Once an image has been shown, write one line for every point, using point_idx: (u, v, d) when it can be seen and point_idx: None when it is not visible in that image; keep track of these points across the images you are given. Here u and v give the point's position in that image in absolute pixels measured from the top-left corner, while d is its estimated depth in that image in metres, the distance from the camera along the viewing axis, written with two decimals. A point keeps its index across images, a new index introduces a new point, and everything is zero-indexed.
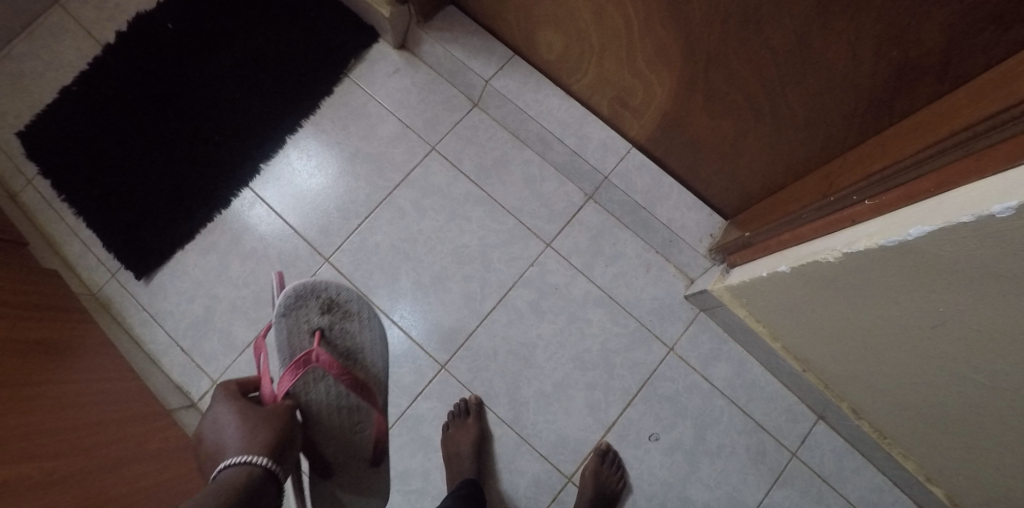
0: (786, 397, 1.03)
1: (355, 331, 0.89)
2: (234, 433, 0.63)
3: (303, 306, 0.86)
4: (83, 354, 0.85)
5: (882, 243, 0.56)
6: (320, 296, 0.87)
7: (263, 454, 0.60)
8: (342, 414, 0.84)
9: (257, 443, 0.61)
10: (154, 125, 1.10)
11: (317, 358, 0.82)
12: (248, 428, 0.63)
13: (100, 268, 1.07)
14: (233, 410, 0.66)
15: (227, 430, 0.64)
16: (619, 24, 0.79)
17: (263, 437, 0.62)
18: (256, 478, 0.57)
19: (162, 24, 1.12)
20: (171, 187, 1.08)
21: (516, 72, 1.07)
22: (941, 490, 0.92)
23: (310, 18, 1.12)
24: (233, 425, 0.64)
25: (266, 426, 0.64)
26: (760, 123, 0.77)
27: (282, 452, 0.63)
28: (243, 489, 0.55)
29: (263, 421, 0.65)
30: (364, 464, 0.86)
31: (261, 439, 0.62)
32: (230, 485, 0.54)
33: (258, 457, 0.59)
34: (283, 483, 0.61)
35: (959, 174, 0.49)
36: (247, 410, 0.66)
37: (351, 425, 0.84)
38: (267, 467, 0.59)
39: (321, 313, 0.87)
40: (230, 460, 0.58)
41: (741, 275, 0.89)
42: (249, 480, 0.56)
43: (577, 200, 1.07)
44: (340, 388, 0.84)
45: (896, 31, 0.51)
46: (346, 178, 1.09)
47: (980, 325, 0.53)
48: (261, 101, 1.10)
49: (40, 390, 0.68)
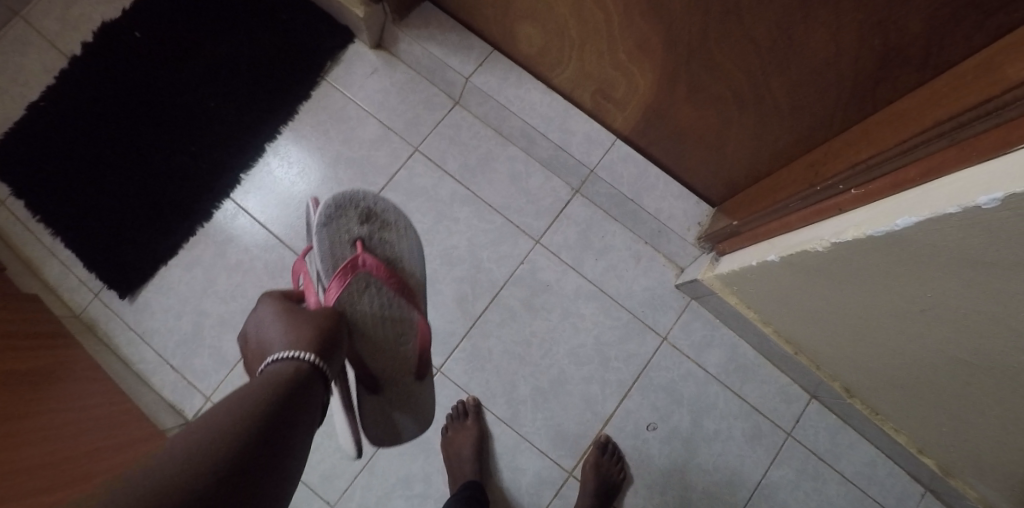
0: (779, 379, 1.04)
1: (394, 242, 0.89)
2: (280, 329, 0.62)
3: (343, 216, 0.87)
4: (70, 381, 0.83)
5: (869, 233, 0.58)
6: (358, 206, 0.88)
7: (310, 349, 0.59)
8: (386, 326, 0.82)
9: (305, 337, 0.60)
10: (129, 138, 1.07)
11: (363, 262, 0.82)
12: (292, 324, 0.62)
13: (83, 288, 1.03)
14: (279, 309, 0.66)
15: (273, 326, 0.63)
16: (600, 19, 0.79)
17: (311, 331, 0.61)
18: (304, 373, 0.56)
19: (130, 33, 1.09)
20: (150, 201, 1.05)
21: (496, 67, 1.04)
22: (933, 461, 0.94)
23: (283, 21, 1.10)
24: (279, 321, 0.63)
25: (312, 321, 0.63)
26: (745, 114, 0.78)
27: (333, 349, 0.62)
28: (288, 384, 0.54)
29: (310, 316, 0.64)
30: (408, 378, 0.85)
31: (308, 334, 0.61)
32: (276, 379, 0.54)
33: (304, 353, 0.58)
34: (330, 380, 0.60)
35: (945, 163, 0.51)
36: (294, 308, 0.65)
37: (395, 334, 0.83)
38: (315, 364, 0.58)
39: (360, 223, 0.88)
40: (277, 356, 0.58)
41: (730, 264, 0.90)
42: (294, 377, 0.56)
43: (564, 195, 1.07)
44: (385, 294, 0.83)
45: (880, 21, 0.52)
46: (330, 184, 1.07)
47: (967, 307, 0.55)
48: (237, 108, 1.08)
49: (26, 423, 0.67)
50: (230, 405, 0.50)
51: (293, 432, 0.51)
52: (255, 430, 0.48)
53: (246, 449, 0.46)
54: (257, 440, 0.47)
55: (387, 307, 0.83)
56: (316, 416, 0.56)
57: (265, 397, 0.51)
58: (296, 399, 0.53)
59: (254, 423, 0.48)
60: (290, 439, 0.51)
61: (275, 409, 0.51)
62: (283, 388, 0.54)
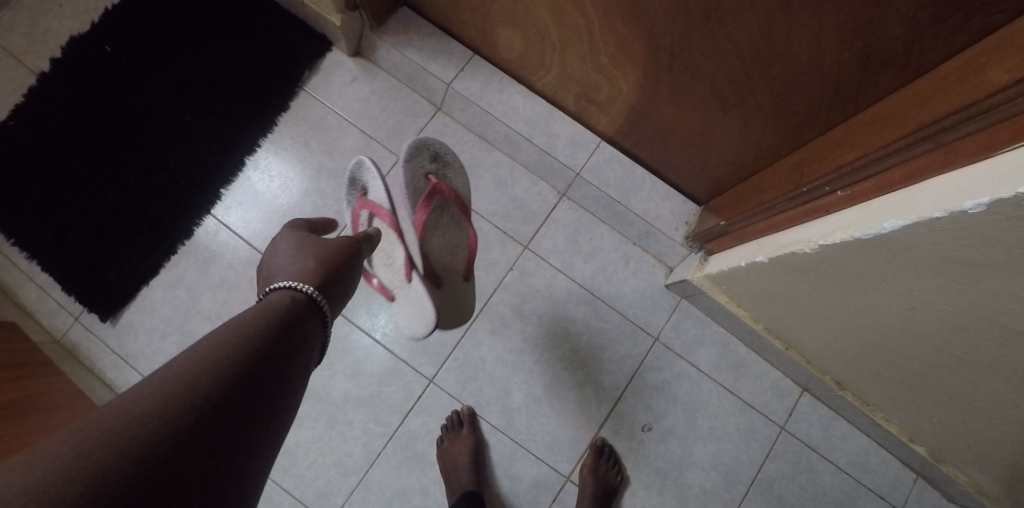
0: (770, 374, 1.05)
1: (455, 180, 0.95)
2: (286, 260, 0.60)
3: (418, 156, 0.92)
4: (54, 410, 0.81)
5: (857, 236, 0.58)
6: (430, 147, 0.93)
7: (311, 283, 0.56)
8: (448, 242, 0.94)
9: (310, 271, 0.58)
10: (103, 156, 1.04)
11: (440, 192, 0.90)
12: (297, 257, 0.60)
13: (62, 312, 1.00)
14: (289, 243, 0.65)
15: (280, 258, 0.61)
16: (581, 23, 0.78)
17: (317, 267, 0.59)
18: (300, 304, 0.54)
19: (99, 48, 1.06)
20: (128, 221, 1.02)
21: (478, 72, 1.02)
22: (924, 448, 0.95)
23: (258, 30, 1.07)
24: (286, 254, 0.62)
25: (319, 260, 0.61)
26: (729, 116, 0.78)
27: (335, 291, 0.60)
28: (283, 311, 0.52)
29: (317, 254, 0.61)
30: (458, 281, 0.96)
31: (313, 270, 0.58)
32: (271, 306, 0.52)
33: (304, 284, 0.55)
34: (330, 316, 0.57)
35: (930, 165, 0.51)
36: (305, 246, 0.63)
37: (453, 249, 0.95)
38: (313, 296, 0.55)
39: (430, 162, 0.93)
40: (277, 284, 0.55)
41: (719, 264, 0.91)
42: (291, 306, 0.53)
43: (552, 199, 1.06)
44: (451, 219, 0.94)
45: (862, 24, 0.52)
46: (313, 195, 1.05)
47: (954, 305, 0.55)
48: (214, 121, 1.05)
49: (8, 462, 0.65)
50: (225, 327, 0.47)
51: (286, 364, 0.48)
52: (247, 352, 0.45)
53: (235, 373, 0.43)
54: (248, 366, 0.44)
55: (448, 226, 0.94)
56: (312, 351, 0.54)
57: (254, 322, 0.48)
58: (290, 329, 0.51)
59: (248, 347, 0.46)
60: (282, 372, 0.47)
61: (270, 334, 0.48)
62: (280, 315, 0.51)
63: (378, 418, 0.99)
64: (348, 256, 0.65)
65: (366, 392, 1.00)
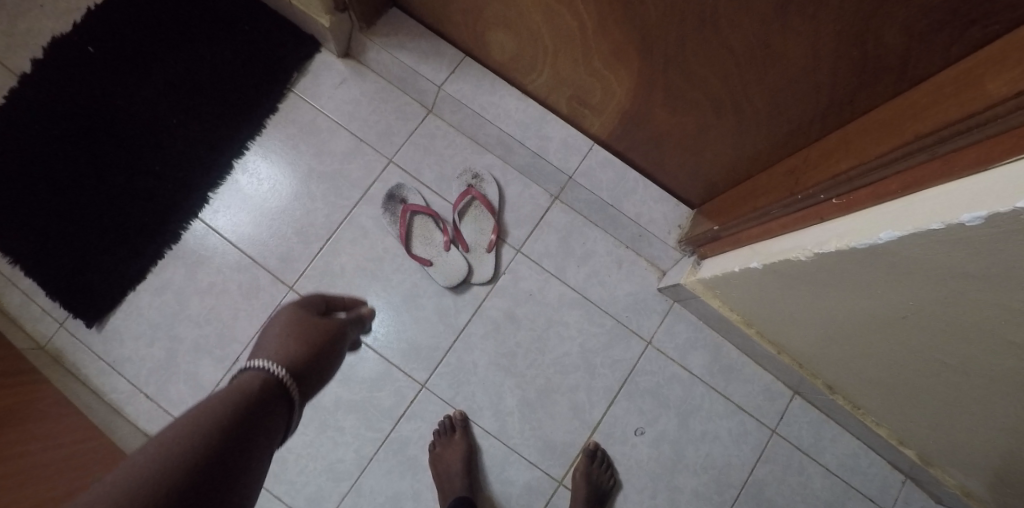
0: (762, 377, 1.06)
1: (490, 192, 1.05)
2: (269, 338, 0.56)
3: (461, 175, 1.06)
4: (48, 417, 0.79)
5: (852, 245, 0.59)
6: (472, 168, 1.06)
7: (288, 368, 0.52)
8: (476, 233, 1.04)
9: (290, 353, 0.53)
10: (88, 160, 1.02)
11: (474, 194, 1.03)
12: (281, 336, 0.56)
13: (46, 318, 0.98)
14: (281, 317, 0.60)
15: (265, 334, 0.57)
16: (575, 27, 0.77)
17: (297, 348, 0.55)
18: (270, 390, 0.49)
19: (82, 48, 1.04)
20: (114, 225, 1.00)
21: (469, 74, 1.01)
22: (913, 451, 0.96)
23: (245, 32, 1.06)
24: (271, 330, 0.58)
25: (302, 339, 0.57)
26: (723, 122, 0.77)
27: (311, 381, 0.55)
28: (252, 396, 0.47)
29: (301, 333, 0.57)
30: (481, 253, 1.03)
31: (293, 353, 0.54)
32: (240, 390, 0.47)
33: (277, 367, 0.51)
34: (297, 407, 0.51)
35: (926, 176, 0.52)
36: (292, 324, 0.59)
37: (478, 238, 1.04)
38: (286, 380, 0.50)
39: (471, 179, 1.05)
40: (250, 365, 0.51)
41: (713, 268, 0.90)
42: (260, 391, 0.48)
43: (543, 202, 1.07)
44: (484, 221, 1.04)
45: (857, 34, 0.51)
46: (303, 199, 1.04)
47: (948, 315, 0.55)
48: (201, 124, 1.04)
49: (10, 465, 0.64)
50: (184, 419, 0.41)
51: (247, 466, 0.42)
52: (208, 449, 0.39)
53: (188, 480, 0.37)
54: (203, 468, 0.38)
55: (478, 222, 1.04)
56: (276, 444, 0.47)
57: (219, 409, 0.43)
58: (257, 418, 0.45)
59: (208, 441, 0.40)
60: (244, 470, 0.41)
61: (237, 425, 0.43)
62: (247, 402, 0.46)
63: (370, 424, 0.98)
64: (333, 337, 0.61)
65: (357, 397, 0.99)
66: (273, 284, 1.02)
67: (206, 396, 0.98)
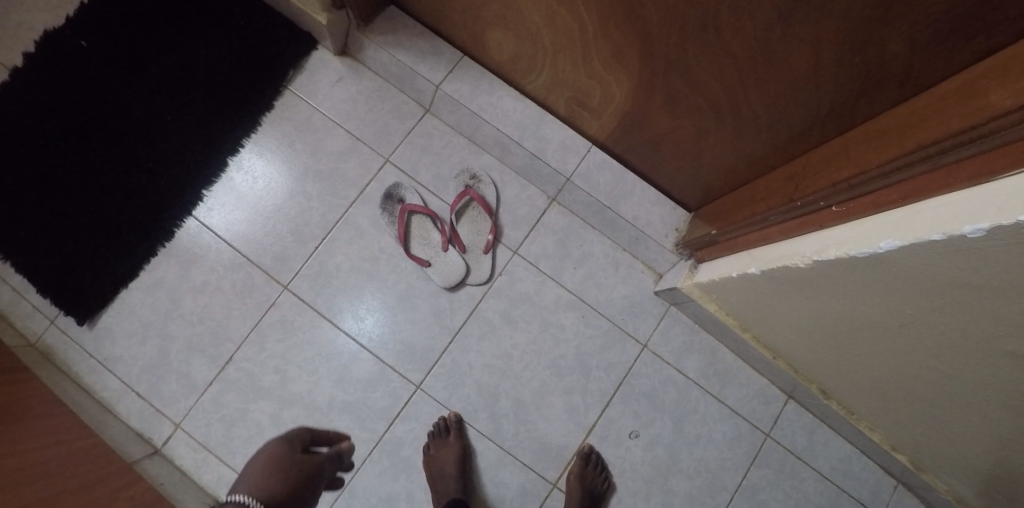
0: (757, 381, 1.06)
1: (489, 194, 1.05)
2: (252, 479, 0.71)
3: (459, 176, 1.05)
4: (41, 416, 0.79)
5: (853, 253, 0.58)
6: (471, 169, 1.06)
7: (261, 499, 0.66)
8: (474, 235, 1.04)
9: (267, 490, 0.68)
10: (80, 156, 1.00)
11: (473, 196, 1.02)
12: (261, 475, 0.72)
13: (37, 314, 0.97)
14: (265, 454, 0.78)
15: (246, 474, 0.73)
16: (575, 29, 0.77)
17: (275, 487, 0.69)
18: None
19: (75, 42, 1.02)
20: (106, 222, 0.99)
21: (467, 73, 1.00)
22: (906, 457, 0.96)
23: (241, 27, 1.04)
24: (252, 471, 0.73)
25: (280, 479, 0.72)
26: (723, 126, 0.77)
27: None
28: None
29: (279, 475, 0.72)
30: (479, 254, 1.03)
31: (270, 487, 0.69)
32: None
33: (254, 498, 0.65)
34: None
35: (928, 186, 0.52)
36: (271, 467, 0.74)
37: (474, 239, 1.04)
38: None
39: (469, 180, 1.05)
40: (231, 498, 0.65)
41: (711, 273, 0.90)
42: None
43: (541, 203, 1.07)
44: (481, 223, 1.04)
45: (860, 41, 0.51)
46: (298, 197, 1.03)
47: (947, 324, 0.55)
48: (196, 120, 1.03)
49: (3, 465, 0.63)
50: None
51: None
52: None
53: None
54: None
55: (476, 223, 1.04)
56: None
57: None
58: None
59: None
60: None
61: None
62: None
63: (364, 425, 0.98)
64: (309, 478, 0.75)
65: (351, 398, 0.99)
66: (267, 283, 1.01)
67: (199, 396, 0.97)
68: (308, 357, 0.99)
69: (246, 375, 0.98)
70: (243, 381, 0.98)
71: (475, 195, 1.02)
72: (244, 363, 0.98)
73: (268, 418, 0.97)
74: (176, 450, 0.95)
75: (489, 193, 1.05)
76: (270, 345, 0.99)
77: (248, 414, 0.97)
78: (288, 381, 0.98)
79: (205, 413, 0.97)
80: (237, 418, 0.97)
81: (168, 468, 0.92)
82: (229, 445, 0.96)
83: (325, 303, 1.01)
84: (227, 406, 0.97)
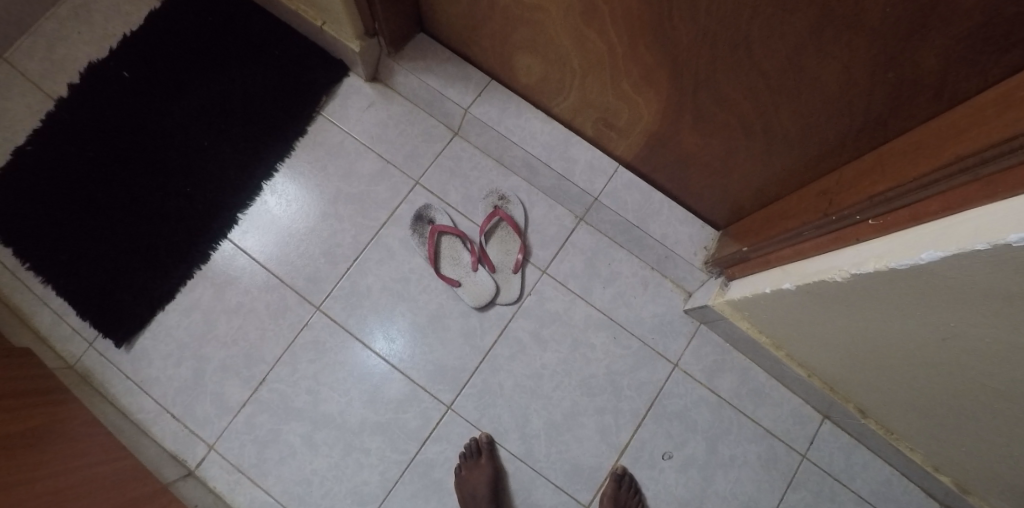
0: (791, 400, 1.04)
1: (518, 215, 1.06)
2: None
3: (491, 198, 1.06)
4: (82, 436, 0.80)
5: (893, 265, 0.58)
6: (501, 192, 1.07)
7: None
8: (503, 254, 1.05)
9: None
10: (120, 181, 1.04)
11: (501, 216, 1.03)
12: None
13: (76, 337, 0.99)
14: None
15: None
16: (601, 50, 0.79)
17: None
18: None
19: (117, 73, 1.07)
20: (144, 246, 1.02)
21: (495, 97, 1.03)
22: (950, 479, 0.93)
23: (276, 56, 1.08)
24: None
25: None
26: (752, 143, 0.78)
27: None
28: None
29: None
30: (507, 273, 1.04)
31: None
32: None
33: None
34: None
35: (968, 197, 0.51)
36: None
37: (505, 256, 1.05)
38: None
39: (498, 201, 1.06)
40: None
41: (742, 290, 0.90)
42: None
43: (568, 223, 1.07)
44: (511, 245, 1.05)
45: (893, 57, 0.52)
46: (329, 220, 1.05)
47: (992, 337, 0.54)
48: (230, 146, 1.06)
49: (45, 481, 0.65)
50: None
51: None
52: None
53: None
54: None
55: (503, 242, 1.05)
56: None
57: None
58: None
59: None
60: None
61: None
62: None
63: (395, 445, 0.98)
64: None
65: (383, 419, 0.99)
66: (300, 304, 1.02)
67: (232, 417, 0.98)
68: (339, 377, 1.00)
69: (279, 396, 0.99)
70: (277, 402, 0.98)
71: (504, 215, 1.03)
72: (277, 384, 0.99)
73: (301, 439, 0.97)
74: (210, 472, 0.95)
75: (516, 213, 1.06)
76: (302, 366, 1.00)
77: (280, 435, 0.97)
78: (321, 402, 0.99)
79: (238, 434, 0.97)
80: (270, 439, 0.97)
81: (202, 490, 0.92)
82: (261, 467, 0.96)
83: (355, 323, 1.02)
84: (259, 428, 0.97)
